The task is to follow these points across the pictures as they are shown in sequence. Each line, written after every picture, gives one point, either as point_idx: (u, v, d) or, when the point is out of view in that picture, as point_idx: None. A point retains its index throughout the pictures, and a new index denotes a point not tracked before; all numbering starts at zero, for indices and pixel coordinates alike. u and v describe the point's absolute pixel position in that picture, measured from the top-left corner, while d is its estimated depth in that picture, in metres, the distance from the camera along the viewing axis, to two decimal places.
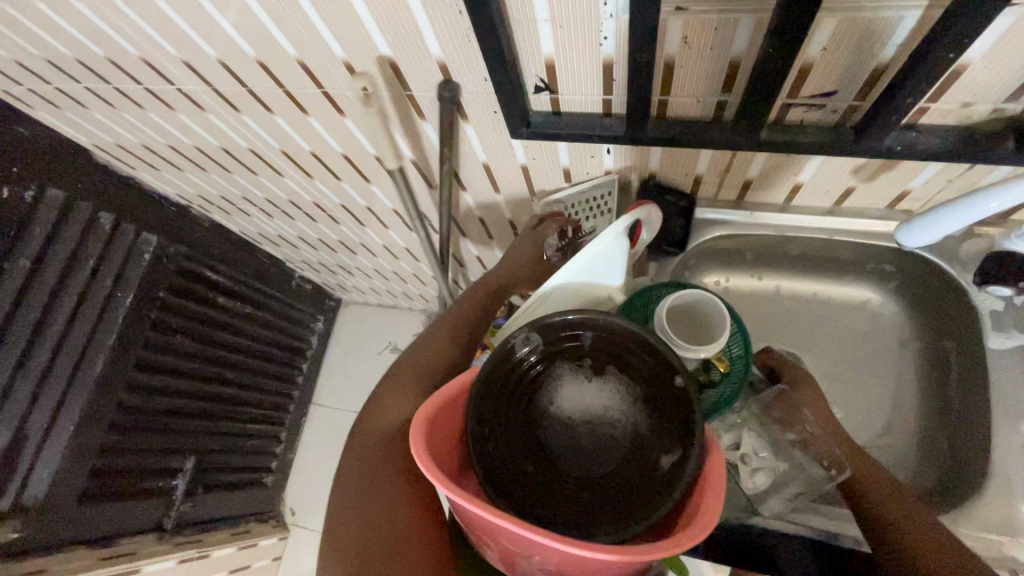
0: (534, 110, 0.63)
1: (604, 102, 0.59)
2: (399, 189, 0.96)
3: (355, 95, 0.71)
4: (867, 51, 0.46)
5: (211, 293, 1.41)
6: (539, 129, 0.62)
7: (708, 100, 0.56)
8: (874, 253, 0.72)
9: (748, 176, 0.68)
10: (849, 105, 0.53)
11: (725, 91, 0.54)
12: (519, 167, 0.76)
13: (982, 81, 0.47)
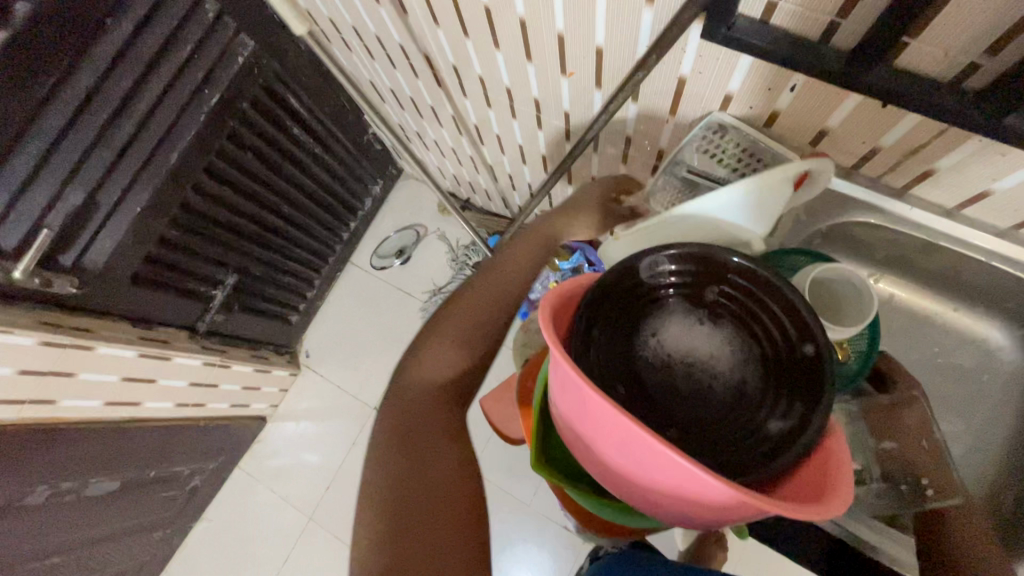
0: (740, 12, 0.54)
1: (830, 24, 0.50)
2: (526, 67, 0.87)
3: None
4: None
5: (288, 120, 1.36)
6: (739, 38, 0.53)
7: (960, 58, 0.47)
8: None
9: (933, 166, 0.60)
10: None
11: (986, 54, 0.46)
12: (678, 77, 0.67)
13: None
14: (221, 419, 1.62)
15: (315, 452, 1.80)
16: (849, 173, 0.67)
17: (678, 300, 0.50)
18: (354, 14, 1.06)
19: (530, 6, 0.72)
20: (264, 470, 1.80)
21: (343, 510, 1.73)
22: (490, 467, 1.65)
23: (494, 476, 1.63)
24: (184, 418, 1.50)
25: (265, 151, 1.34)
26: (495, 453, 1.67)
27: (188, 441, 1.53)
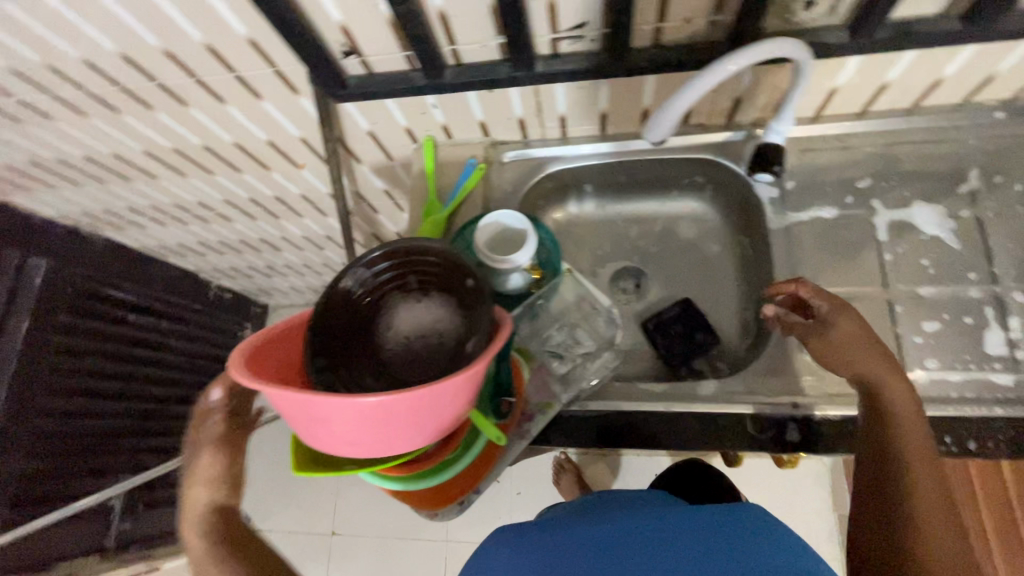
0: (540, 53, 0.61)
1: (655, 30, 0.58)
2: (364, 168, 0.90)
3: (353, 73, 0.66)
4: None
5: (121, 310, 1.29)
6: (546, 73, 0.61)
7: (705, 20, 0.57)
8: (995, 131, 0.69)
9: (836, 84, 0.67)
10: (842, 7, 0.54)
11: (805, 7, 0.54)
12: (516, 121, 0.76)
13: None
14: None
15: None
16: (727, 127, 0.75)
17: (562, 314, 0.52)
18: (196, 191, 1.03)
19: (347, 120, 0.77)
20: None
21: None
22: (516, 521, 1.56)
23: None
24: None
25: (107, 348, 1.26)
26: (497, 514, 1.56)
27: None
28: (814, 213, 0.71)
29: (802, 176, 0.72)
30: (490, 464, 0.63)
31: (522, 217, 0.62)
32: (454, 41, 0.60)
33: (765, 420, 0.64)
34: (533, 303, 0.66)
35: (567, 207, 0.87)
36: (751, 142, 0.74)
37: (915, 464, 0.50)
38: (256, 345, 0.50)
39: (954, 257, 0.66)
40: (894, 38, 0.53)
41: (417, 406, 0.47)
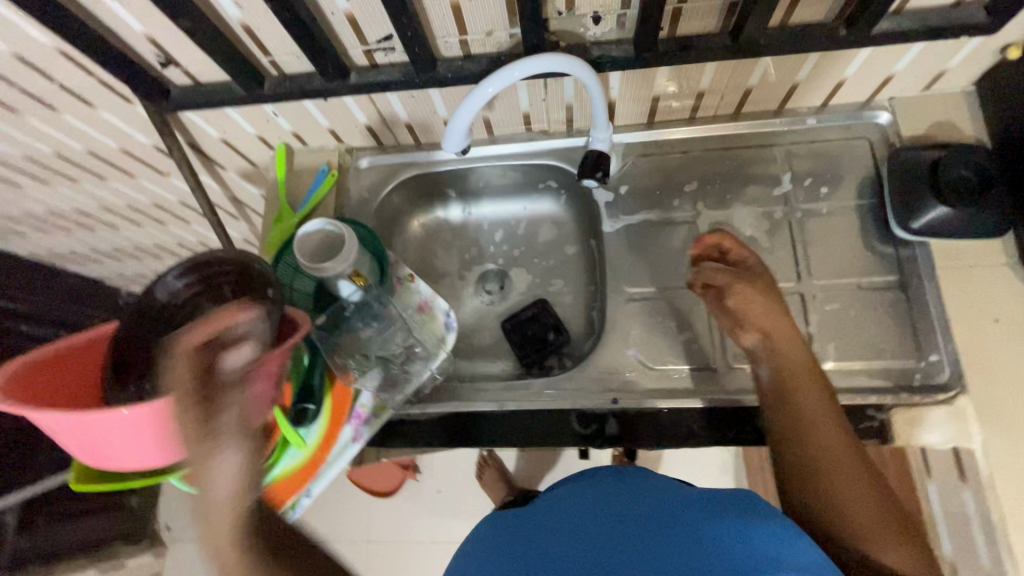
0: (358, 65, 0.63)
1: (461, 42, 0.60)
2: (231, 174, 0.90)
3: (178, 84, 0.66)
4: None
5: (9, 321, 1.25)
6: (363, 83, 0.62)
7: (502, 33, 0.59)
8: (803, 140, 0.74)
9: (655, 93, 0.70)
10: (624, 21, 0.57)
11: (594, 23, 0.57)
12: (364, 127, 0.77)
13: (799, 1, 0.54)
14: None
15: None
16: (569, 133, 0.79)
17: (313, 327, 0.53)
18: (65, 199, 1.01)
19: (194, 128, 0.77)
20: None
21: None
22: None
23: None
24: None
25: None
26: None
27: None
28: (647, 216, 0.75)
29: (637, 181, 0.76)
30: (318, 469, 0.64)
31: (341, 225, 0.64)
32: (267, 54, 0.61)
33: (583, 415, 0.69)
34: (359, 313, 0.67)
35: (433, 212, 0.88)
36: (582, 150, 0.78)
37: (821, 426, 0.56)
38: (29, 364, 0.48)
39: (766, 254, 0.71)
40: (671, 53, 0.57)
41: (174, 418, 0.47)
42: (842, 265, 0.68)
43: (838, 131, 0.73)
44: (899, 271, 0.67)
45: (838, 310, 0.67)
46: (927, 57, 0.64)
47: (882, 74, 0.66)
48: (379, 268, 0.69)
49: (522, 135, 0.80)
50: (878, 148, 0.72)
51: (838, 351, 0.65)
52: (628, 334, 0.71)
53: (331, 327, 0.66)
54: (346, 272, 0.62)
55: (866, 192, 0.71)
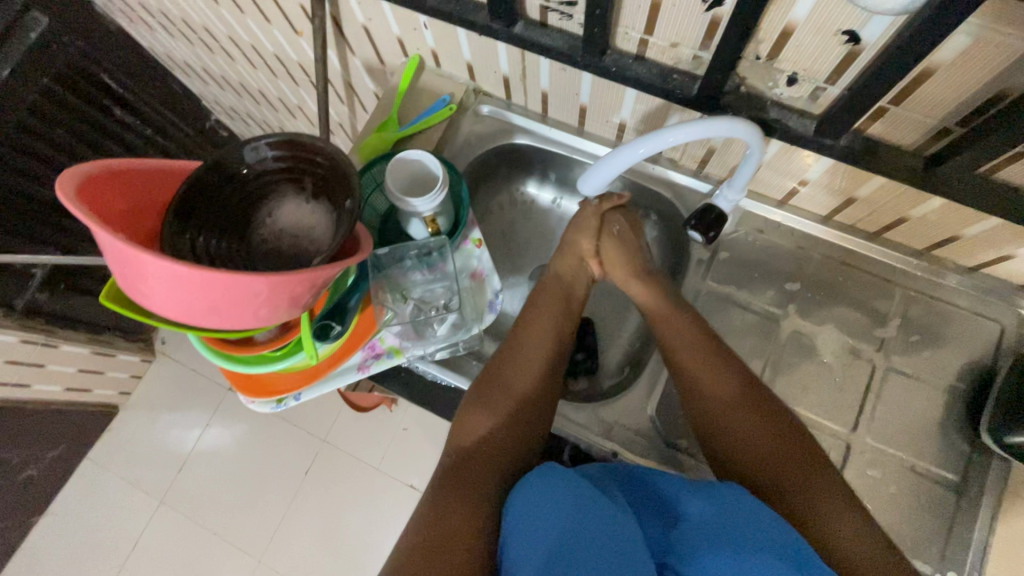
0: (527, 18, 0.59)
1: (641, 42, 0.55)
2: (355, 61, 0.88)
3: None
4: (909, 90, 0.46)
5: (107, 100, 1.29)
6: (526, 39, 0.58)
7: (686, 51, 0.53)
8: (933, 296, 0.67)
9: (806, 178, 0.65)
10: (823, 93, 0.51)
11: (786, 83, 0.51)
12: (500, 76, 0.74)
13: (1019, 162, 0.47)
14: (47, 406, 1.47)
15: (172, 440, 1.66)
16: (695, 173, 0.73)
17: (348, 216, 0.53)
18: (199, 13, 1.01)
19: (343, 4, 0.74)
20: (117, 458, 1.65)
21: (196, 495, 1.60)
22: (393, 457, 1.60)
23: (395, 468, 1.59)
24: (14, 403, 1.38)
25: (82, 130, 1.26)
26: (374, 435, 1.62)
27: (20, 428, 1.41)
28: (731, 292, 0.70)
29: (738, 253, 0.71)
30: (316, 380, 0.63)
31: (442, 167, 0.61)
32: None
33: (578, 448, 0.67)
34: (418, 258, 0.66)
35: (526, 185, 0.85)
36: (701, 198, 0.73)
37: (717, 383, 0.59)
38: (95, 176, 0.46)
39: (831, 387, 0.65)
40: (852, 151, 0.51)
41: (218, 291, 0.43)
42: (904, 439, 0.63)
43: (973, 301, 0.66)
44: (962, 475, 0.61)
45: (877, 480, 0.62)
46: None
47: None
48: (456, 219, 0.67)
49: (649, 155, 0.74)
50: (1006, 341, 0.64)
51: None
52: (654, 396, 0.68)
53: (386, 261, 0.65)
54: (424, 213, 0.61)
55: (970, 378, 0.64)
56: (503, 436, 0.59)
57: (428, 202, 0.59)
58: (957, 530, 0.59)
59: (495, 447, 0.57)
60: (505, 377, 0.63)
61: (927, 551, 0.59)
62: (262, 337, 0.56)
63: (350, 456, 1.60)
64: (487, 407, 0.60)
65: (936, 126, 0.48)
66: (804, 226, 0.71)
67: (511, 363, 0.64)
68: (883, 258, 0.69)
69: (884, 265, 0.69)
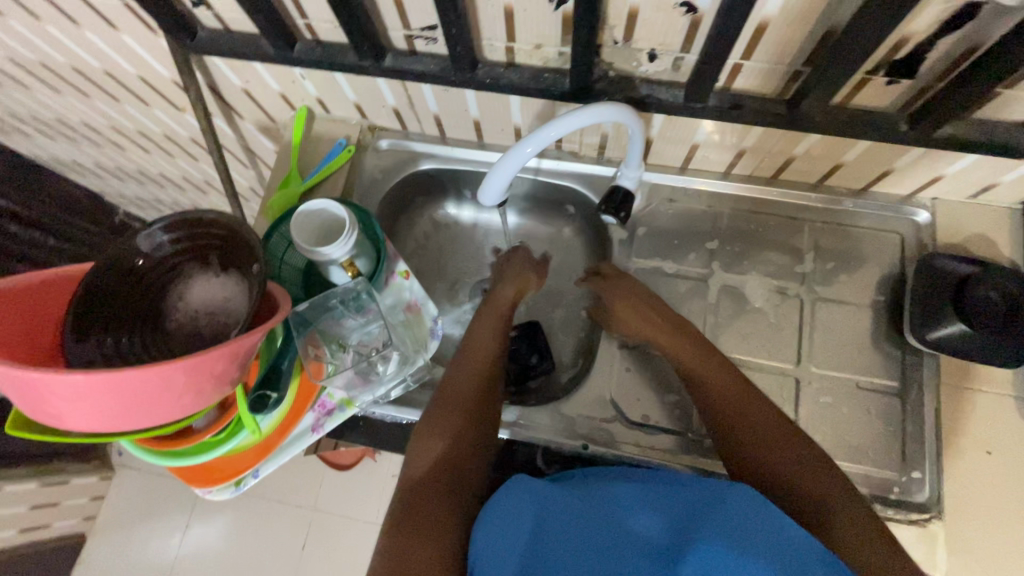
0: (395, 49, 0.60)
1: (507, 49, 0.56)
2: (246, 125, 0.87)
3: (208, 27, 0.63)
4: (754, 42, 0.49)
5: None
6: (399, 71, 0.59)
7: (550, 49, 0.55)
8: (837, 223, 0.71)
9: (695, 141, 0.68)
10: (682, 62, 0.54)
11: (647, 60, 0.54)
12: (390, 109, 0.74)
13: (865, 85, 0.51)
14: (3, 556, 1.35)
15: (152, 553, 1.55)
16: (598, 159, 0.76)
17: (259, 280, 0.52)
18: (74, 111, 0.97)
19: (215, 72, 0.73)
20: None
21: None
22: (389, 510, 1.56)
23: None
24: None
25: None
26: (364, 492, 1.58)
27: None
28: (658, 263, 0.73)
29: (655, 225, 0.74)
30: (270, 453, 0.61)
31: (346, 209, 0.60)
32: (304, 15, 0.57)
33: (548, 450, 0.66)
34: (346, 303, 0.62)
35: (445, 208, 0.86)
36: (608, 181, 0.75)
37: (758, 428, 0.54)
38: None
39: (768, 329, 0.68)
40: (721, 108, 0.55)
41: (127, 392, 0.41)
42: (844, 360, 0.66)
43: (871, 219, 0.71)
44: (901, 379, 0.65)
45: (830, 405, 0.64)
46: (980, 169, 0.61)
47: (928, 172, 0.64)
48: (376, 257, 0.66)
49: (550, 152, 0.77)
50: (909, 248, 0.69)
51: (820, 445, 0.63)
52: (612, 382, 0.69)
53: (314, 312, 0.62)
54: (340, 259, 0.60)
55: (886, 289, 0.68)
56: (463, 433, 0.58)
57: (340, 247, 0.58)
58: (911, 432, 0.62)
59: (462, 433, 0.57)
60: (455, 379, 0.62)
61: (891, 461, 0.62)
62: (200, 423, 0.55)
63: (344, 520, 1.55)
64: (446, 396, 0.60)
65: (786, 69, 0.52)
66: (708, 186, 0.74)
67: (455, 372, 0.64)
68: (785, 198, 0.73)
69: (786, 205, 0.73)
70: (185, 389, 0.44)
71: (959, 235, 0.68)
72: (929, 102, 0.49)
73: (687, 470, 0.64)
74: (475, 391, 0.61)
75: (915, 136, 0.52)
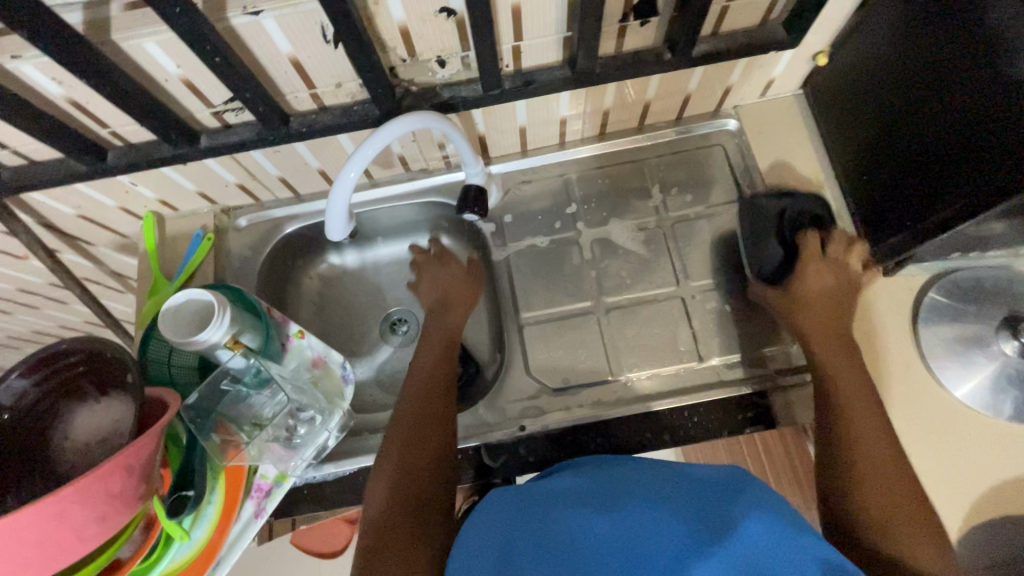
0: (208, 128, 0.61)
1: (312, 96, 0.59)
2: (100, 249, 0.84)
3: (12, 166, 0.61)
4: (518, 24, 0.55)
5: None
6: (219, 147, 0.60)
7: (351, 85, 0.59)
8: (668, 153, 0.79)
9: (522, 123, 0.73)
10: (470, 59, 0.59)
11: (440, 67, 0.59)
12: (235, 185, 0.75)
13: (624, 30, 0.58)
14: None
15: None
16: (448, 167, 0.80)
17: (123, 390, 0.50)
18: None
19: (43, 208, 0.71)
20: None
21: None
22: None
23: None
24: None
25: None
26: None
27: None
28: (534, 240, 0.77)
29: (520, 208, 0.79)
30: (218, 555, 0.60)
31: (207, 292, 0.60)
32: (105, 125, 0.58)
33: (493, 447, 0.67)
34: (244, 382, 0.62)
35: (328, 261, 0.86)
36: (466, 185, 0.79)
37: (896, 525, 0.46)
38: None
39: (646, 263, 0.74)
40: (519, 88, 0.60)
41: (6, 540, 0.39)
42: (716, 264, 0.73)
43: (696, 141, 0.79)
44: None
45: (717, 308, 0.71)
46: (754, 70, 0.71)
47: (718, 85, 0.73)
48: (260, 327, 0.65)
49: (402, 176, 0.80)
50: (732, 152, 0.78)
51: (721, 345, 0.69)
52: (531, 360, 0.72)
53: (215, 394, 0.60)
54: (220, 341, 0.59)
55: (728, 193, 0.77)
56: (428, 455, 0.57)
57: (214, 330, 0.57)
58: None
59: (420, 457, 0.56)
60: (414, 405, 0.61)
61: (783, 336, 0.69)
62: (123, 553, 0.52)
63: None
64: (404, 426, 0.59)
65: (557, 38, 0.58)
66: (551, 159, 0.80)
67: (411, 400, 0.61)
68: (620, 145, 0.80)
69: (623, 152, 0.80)
70: (77, 518, 0.42)
71: (765, 129, 0.77)
72: (677, 28, 0.57)
73: (624, 412, 0.67)
74: (432, 409, 0.60)
75: (681, 59, 0.60)
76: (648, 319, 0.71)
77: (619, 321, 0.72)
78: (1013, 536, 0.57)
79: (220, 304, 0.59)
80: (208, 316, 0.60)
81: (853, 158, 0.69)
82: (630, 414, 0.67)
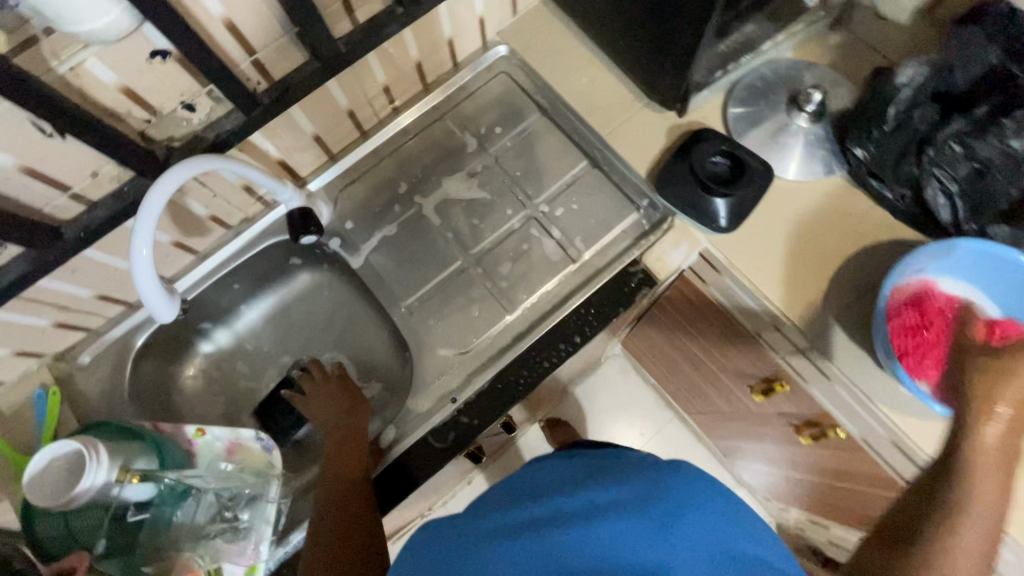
0: None
1: (73, 197, 0.55)
2: None
3: None
4: (239, 37, 0.54)
5: None
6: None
7: (106, 169, 0.55)
8: (462, 98, 0.82)
9: (312, 132, 0.72)
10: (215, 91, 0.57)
11: (188, 111, 0.56)
12: (52, 328, 0.68)
13: None
14: None
15: None
16: (268, 205, 0.77)
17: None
18: None
19: None
20: None
21: None
22: None
23: None
24: None
25: None
26: None
27: None
28: (383, 231, 0.78)
29: (356, 210, 0.78)
30: None
31: (66, 442, 0.54)
32: None
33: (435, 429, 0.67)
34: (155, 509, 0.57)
35: (200, 352, 0.81)
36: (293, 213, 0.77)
37: None
38: None
39: (491, 203, 0.77)
40: (279, 97, 0.59)
41: None
42: (548, 174, 0.78)
43: (480, 78, 0.82)
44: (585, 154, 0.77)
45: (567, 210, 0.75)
46: None
47: (469, 19, 0.76)
48: (148, 447, 0.61)
49: (226, 235, 0.76)
50: (515, 72, 0.82)
51: (585, 240, 0.74)
52: (433, 338, 0.73)
53: (127, 537, 0.56)
54: (104, 481, 0.54)
55: (529, 110, 0.80)
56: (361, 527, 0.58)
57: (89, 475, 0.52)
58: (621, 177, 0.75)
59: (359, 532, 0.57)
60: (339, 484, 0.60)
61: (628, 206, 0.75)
62: None
63: None
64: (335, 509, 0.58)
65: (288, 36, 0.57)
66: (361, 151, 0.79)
67: (334, 480, 0.61)
68: (416, 111, 0.81)
69: (423, 116, 0.81)
70: None
71: (531, 39, 0.82)
72: None
73: (530, 337, 0.70)
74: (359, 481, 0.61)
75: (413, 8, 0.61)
76: (515, 249, 0.74)
77: (491, 264, 0.74)
78: (857, 265, 0.67)
79: (87, 446, 0.54)
80: (78, 466, 0.54)
81: (607, 31, 0.74)
82: (538, 336, 0.70)
